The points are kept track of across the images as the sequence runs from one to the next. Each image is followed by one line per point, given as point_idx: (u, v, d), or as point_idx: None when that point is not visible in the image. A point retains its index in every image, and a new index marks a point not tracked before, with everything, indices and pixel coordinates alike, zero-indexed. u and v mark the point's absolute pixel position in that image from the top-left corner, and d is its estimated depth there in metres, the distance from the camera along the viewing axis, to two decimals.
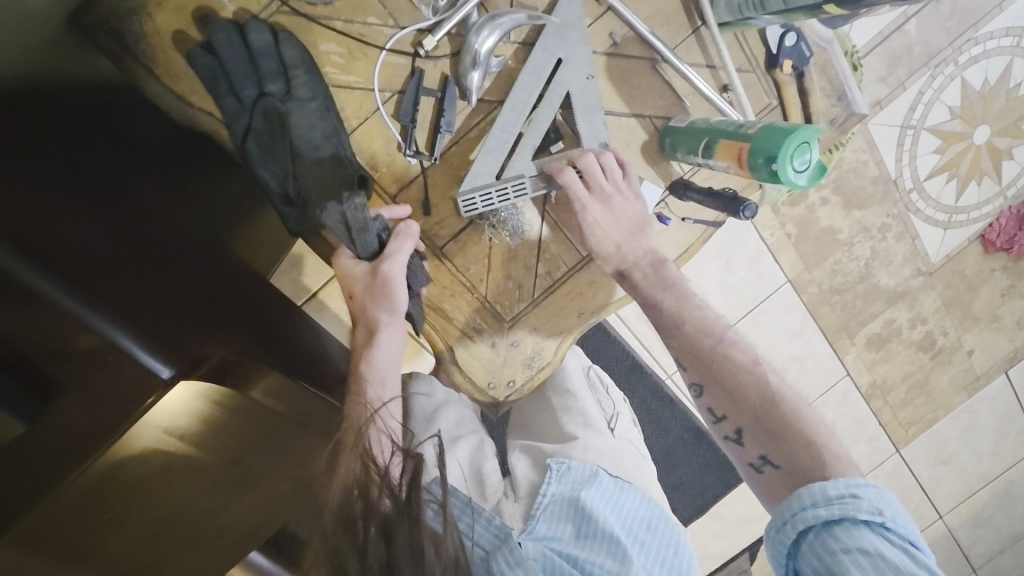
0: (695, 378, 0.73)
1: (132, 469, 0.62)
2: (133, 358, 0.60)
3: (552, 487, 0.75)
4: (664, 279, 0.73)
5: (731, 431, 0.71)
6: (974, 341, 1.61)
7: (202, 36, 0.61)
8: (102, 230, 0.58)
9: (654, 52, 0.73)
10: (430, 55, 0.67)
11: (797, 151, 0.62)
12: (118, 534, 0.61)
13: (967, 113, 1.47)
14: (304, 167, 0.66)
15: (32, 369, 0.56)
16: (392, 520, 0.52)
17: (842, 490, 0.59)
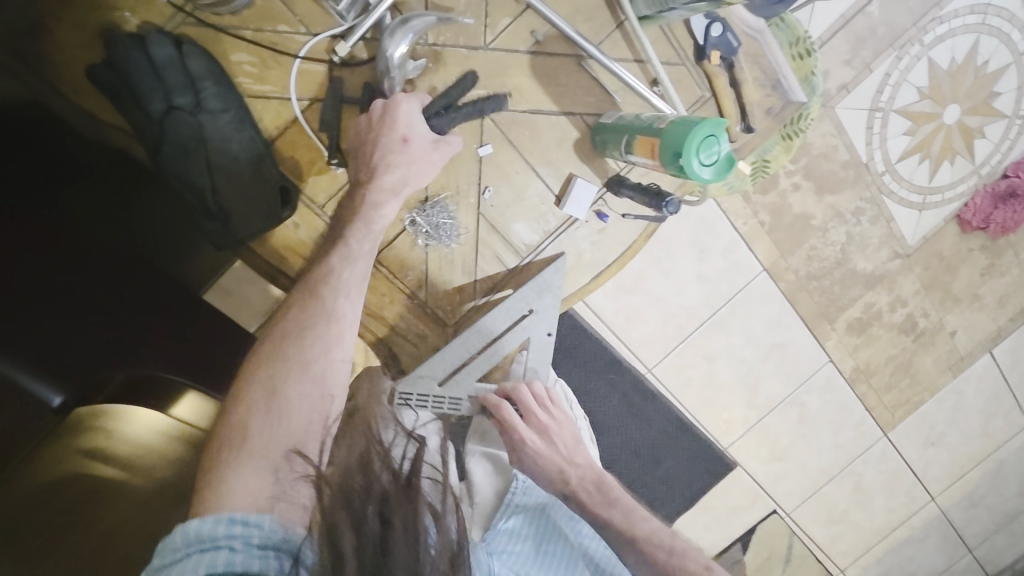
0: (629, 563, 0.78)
1: (73, 488, 0.63)
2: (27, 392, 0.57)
3: (517, 498, 0.78)
4: (607, 495, 0.79)
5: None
6: (956, 321, 1.60)
7: (104, 52, 0.60)
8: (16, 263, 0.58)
9: (580, 48, 0.72)
10: (346, 61, 0.66)
11: (702, 145, 0.61)
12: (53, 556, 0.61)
13: (935, 93, 1.45)
14: (223, 180, 0.66)
15: None
16: (391, 497, 0.52)
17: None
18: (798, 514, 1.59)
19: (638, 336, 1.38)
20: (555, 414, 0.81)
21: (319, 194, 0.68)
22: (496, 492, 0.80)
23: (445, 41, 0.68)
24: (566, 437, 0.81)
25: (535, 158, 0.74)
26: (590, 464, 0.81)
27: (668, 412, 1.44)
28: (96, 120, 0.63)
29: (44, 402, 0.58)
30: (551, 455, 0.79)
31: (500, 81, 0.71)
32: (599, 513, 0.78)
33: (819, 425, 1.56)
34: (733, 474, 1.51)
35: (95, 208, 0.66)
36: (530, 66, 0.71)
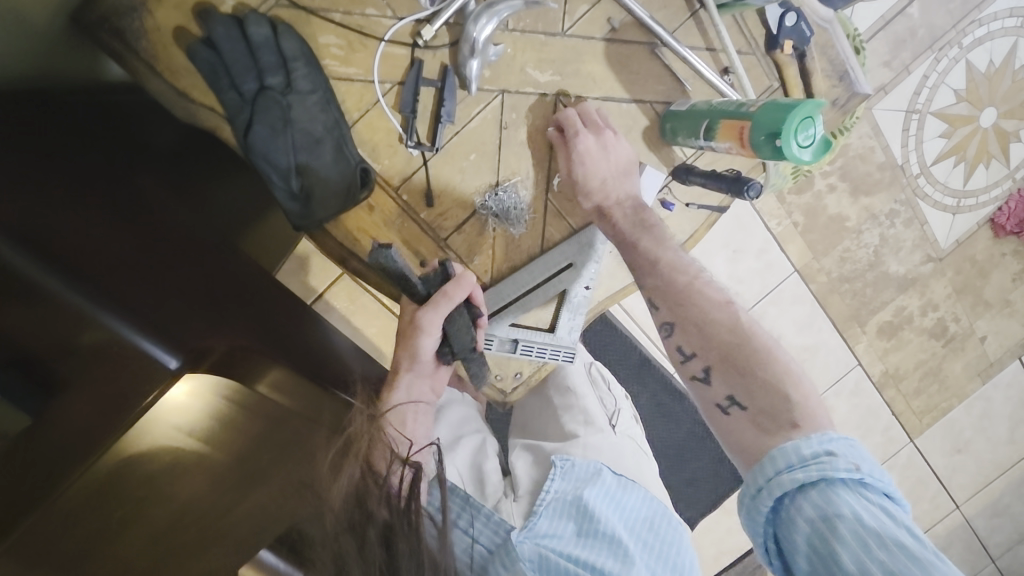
0: (666, 318, 0.73)
1: (140, 467, 0.60)
2: (140, 352, 0.60)
3: (556, 484, 0.72)
4: (642, 221, 0.75)
5: (698, 370, 0.70)
6: (986, 327, 1.59)
7: (201, 31, 0.62)
8: (118, 233, 0.59)
9: (653, 36, 0.72)
10: (429, 45, 0.67)
11: (801, 126, 0.61)
12: (128, 533, 0.59)
13: (973, 96, 1.45)
14: (306, 160, 0.66)
15: (37, 364, 0.56)
16: (392, 526, 0.51)
17: (816, 448, 0.58)
18: None
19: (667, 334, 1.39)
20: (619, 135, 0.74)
21: (395, 179, 0.70)
22: (537, 480, 0.75)
23: (523, 27, 0.69)
24: (616, 162, 0.73)
25: None
26: (633, 192, 0.75)
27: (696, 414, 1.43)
28: (187, 100, 0.64)
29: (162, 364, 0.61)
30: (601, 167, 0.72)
31: (575, 68, 0.72)
32: (628, 234, 0.74)
33: (848, 430, 1.54)
34: None
35: (169, 183, 0.68)
36: (605, 54, 0.72)
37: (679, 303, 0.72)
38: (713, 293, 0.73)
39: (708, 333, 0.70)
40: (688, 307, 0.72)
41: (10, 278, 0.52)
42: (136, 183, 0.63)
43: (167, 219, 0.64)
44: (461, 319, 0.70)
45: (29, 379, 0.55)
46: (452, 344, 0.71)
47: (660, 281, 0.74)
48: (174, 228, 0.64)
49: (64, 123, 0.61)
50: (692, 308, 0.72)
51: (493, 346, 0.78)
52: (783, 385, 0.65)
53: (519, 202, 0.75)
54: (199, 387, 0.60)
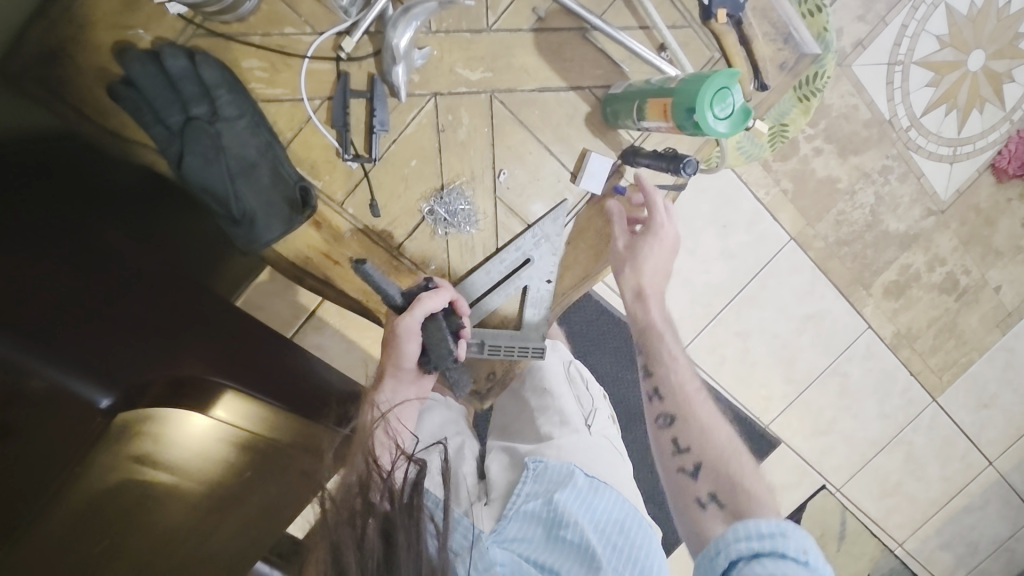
0: (671, 410, 0.76)
1: (125, 497, 0.63)
2: (70, 394, 0.57)
3: (527, 486, 0.71)
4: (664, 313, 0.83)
5: (688, 465, 0.73)
6: (1000, 276, 1.53)
7: (122, 69, 0.63)
8: (69, 285, 0.58)
9: (583, 21, 0.71)
10: (352, 56, 0.67)
11: (715, 98, 0.60)
12: (114, 562, 0.61)
13: (957, 40, 1.40)
14: (244, 185, 0.67)
15: None
16: (393, 522, 0.55)
17: (772, 526, 0.59)
18: (850, 488, 1.55)
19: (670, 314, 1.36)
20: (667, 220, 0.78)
21: (339, 193, 0.70)
22: (511, 482, 0.74)
23: (448, 27, 0.69)
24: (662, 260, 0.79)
25: (548, 138, 0.74)
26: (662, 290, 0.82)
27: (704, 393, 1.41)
28: (121, 140, 0.65)
29: (91, 403, 0.58)
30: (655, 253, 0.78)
31: (506, 62, 0.71)
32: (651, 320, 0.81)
33: (864, 396, 1.51)
34: (777, 452, 1.48)
35: (125, 227, 0.67)
36: (534, 45, 0.71)
37: (685, 404, 0.76)
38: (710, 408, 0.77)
39: (706, 438, 0.74)
40: (692, 408, 0.76)
41: None
42: (85, 226, 0.62)
43: (117, 261, 0.63)
44: (439, 331, 0.69)
45: None
46: (431, 356, 0.71)
47: (670, 380, 0.78)
48: (134, 274, 0.65)
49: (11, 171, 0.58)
50: (696, 412, 0.76)
51: None
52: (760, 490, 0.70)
53: (469, 201, 0.74)
54: (214, 424, 0.65)
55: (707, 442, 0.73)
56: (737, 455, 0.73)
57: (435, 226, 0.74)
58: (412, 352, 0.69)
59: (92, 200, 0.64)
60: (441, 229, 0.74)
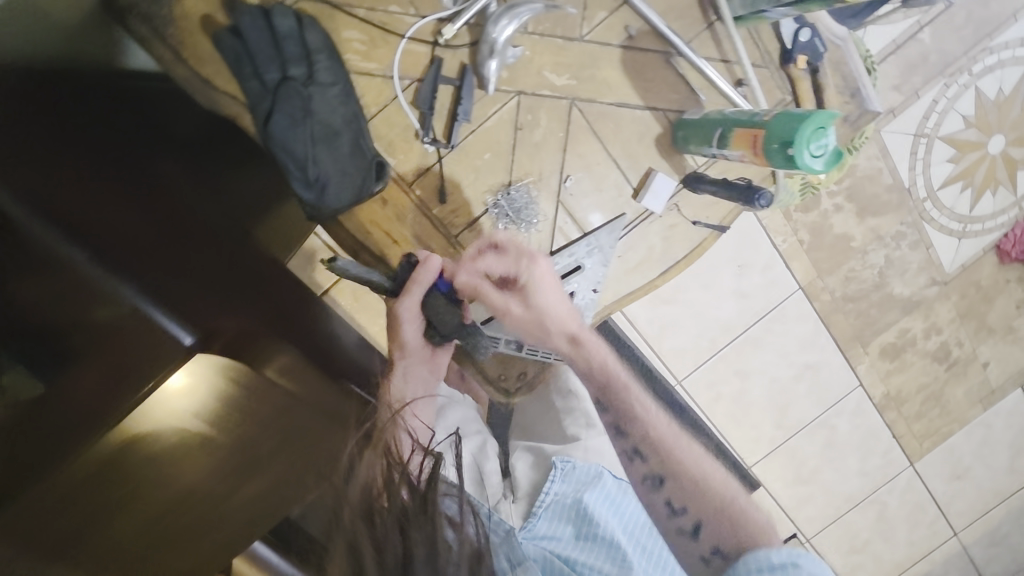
0: (656, 470, 0.82)
1: (145, 447, 0.67)
2: (160, 326, 0.68)
3: (555, 486, 0.74)
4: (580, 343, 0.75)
5: (687, 526, 0.80)
6: (989, 352, 1.59)
7: (228, 20, 0.64)
8: (129, 221, 0.66)
9: (669, 46, 0.73)
10: (449, 44, 0.69)
11: (814, 136, 0.59)
12: (126, 512, 0.66)
13: (981, 121, 1.46)
14: (323, 152, 0.68)
15: (55, 333, 0.64)
16: (408, 514, 0.54)
17: (785, 558, 0.70)
18: (819, 539, 1.57)
19: (674, 344, 1.39)
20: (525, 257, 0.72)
21: (410, 173, 0.72)
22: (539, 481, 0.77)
23: (544, 30, 0.71)
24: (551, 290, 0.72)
25: (617, 151, 0.76)
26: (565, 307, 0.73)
27: (694, 427, 1.43)
28: (211, 87, 0.65)
29: (178, 341, 0.68)
30: (554, 297, 0.72)
31: (591, 73, 0.73)
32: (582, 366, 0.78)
33: (849, 451, 1.53)
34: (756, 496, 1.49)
35: (188, 165, 0.73)
36: (621, 60, 0.73)
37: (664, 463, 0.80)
38: (697, 448, 0.83)
39: (697, 490, 0.79)
40: (676, 461, 0.80)
41: (32, 248, 0.62)
42: (151, 169, 0.69)
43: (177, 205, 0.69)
44: (438, 302, 0.71)
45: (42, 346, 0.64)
46: (437, 326, 0.72)
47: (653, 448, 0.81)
48: (184, 216, 0.69)
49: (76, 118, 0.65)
50: (683, 468, 0.80)
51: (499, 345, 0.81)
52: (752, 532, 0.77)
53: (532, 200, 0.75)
54: (211, 368, 0.68)
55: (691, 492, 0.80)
56: (735, 505, 0.79)
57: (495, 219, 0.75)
58: (410, 326, 0.72)
59: (152, 143, 0.71)
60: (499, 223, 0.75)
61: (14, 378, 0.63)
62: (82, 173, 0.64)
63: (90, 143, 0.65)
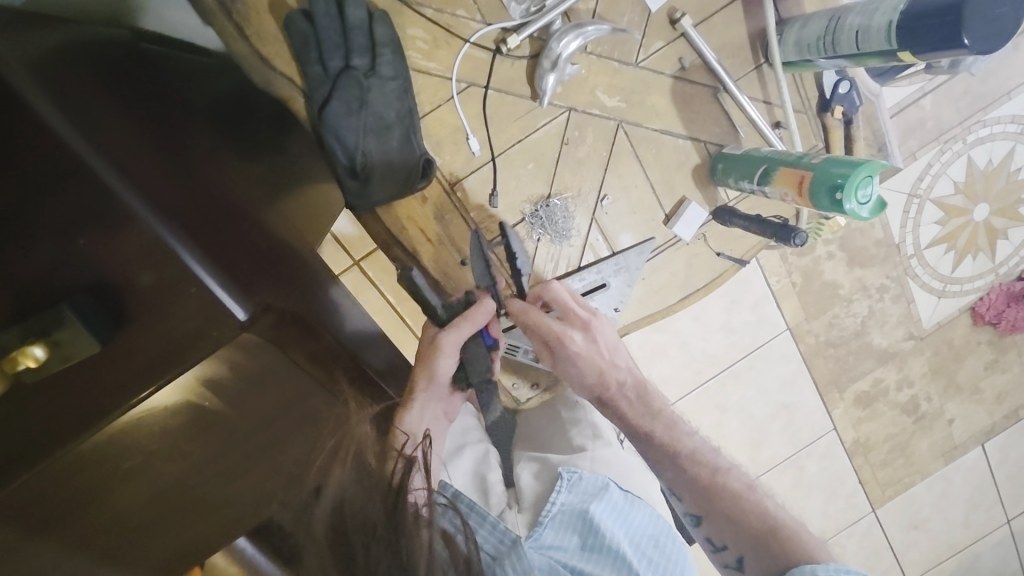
0: (693, 509, 0.69)
1: (145, 426, 0.57)
2: (208, 294, 0.56)
3: (562, 496, 0.73)
4: (649, 405, 0.73)
5: (732, 560, 0.67)
6: (955, 410, 1.58)
7: (300, 4, 0.65)
8: (163, 173, 0.53)
9: (717, 81, 0.76)
10: (510, 53, 0.70)
11: (862, 183, 0.61)
12: (128, 482, 0.59)
13: (970, 189, 1.45)
14: (371, 144, 0.68)
15: (113, 293, 0.55)
16: (379, 529, 0.50)
17: (832, 573, 0.56)
18: None
19: (660, 369, 1.40)
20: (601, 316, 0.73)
21: (454, 174, 0.72)
22: (545, 491, 0.75)
23: (601, 52, 0.73)
24: (608, 343, 0.73)
25: (656, 176, 0.78)
26: (629, 367, 0.74)
27: None
28: (269, 67, 0.65)
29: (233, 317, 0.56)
30: (591, 361, 0.71)
31: (640, 99, 0.75)
32: (640, 423, 0.72)
33: (813, 492, 1.51)
34: None
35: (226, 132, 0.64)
36: (671, 90, 0.75)
37: (705, 497, 0.68)
38: (737, 479, 0.69)
39: (737, 521, 0.66)
40: (715, 501, 0.67)
41: (82, 183, 0.51)
42: (186, 125, 0.59)
43: (217, 168, 0.60)
44: (476, 348, 0.71)
45: (105, 305, 0.55)
46: (468, 369, 0.72)
47: (683, 473, 0.69)
48: (223, 190, 0.58)
49: (102, 71, 0.54)
50: (718, 505, 0.67)
51: (516, 354, 0.85)
52: (814, 550, 0.62)
53: (568, 212, 0.77)
54: (246, 351, 0.57)
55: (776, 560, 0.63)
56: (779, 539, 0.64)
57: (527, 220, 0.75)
58: (446, 365, 0.69)
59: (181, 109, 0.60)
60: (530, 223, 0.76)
61: (70, 336, 0.53)
62: (126, 122, 0.52)
63: (130, 101, 0.54)
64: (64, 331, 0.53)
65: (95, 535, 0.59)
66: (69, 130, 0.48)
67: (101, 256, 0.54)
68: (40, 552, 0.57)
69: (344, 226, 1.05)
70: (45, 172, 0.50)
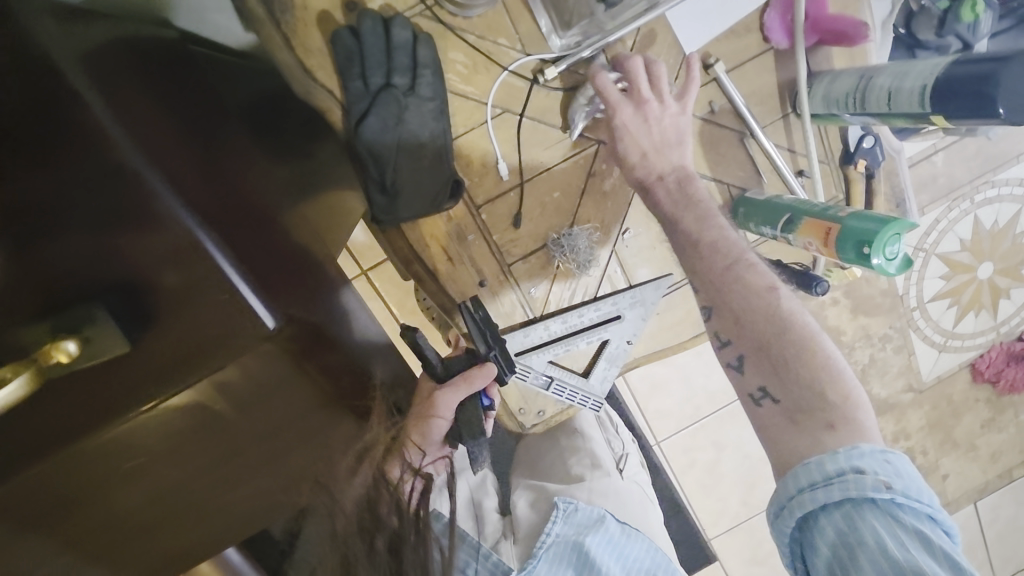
0: (705, 301, 0.67)
1: (158, 433, 0.56)
2: (243, 303, 0.53)
3: (557, 526, 0.72)
4: (689, 195, 0.67)
5: (732, 358, 0.65)
6: (950, 465, 1.57)
7: (346, 20, 0.67)
8: (202, 178, 0.53)
9: (745, 126, 0.77)
10: (546, 84, 0.71)
11: (890, 240, 0.60)
12: (130, 485, 0.59)
13: (976, 247, 1.45)
14: (403, 161, 0.70)
15: (134, 295, 0.52)
16: (399, 535, 0.62)
17: (843, 465, 0.53)
18: None
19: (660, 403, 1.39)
20: (666, 102, 0.67)
21: (480, 197, 0.73)
22: (538, 520, 0.75)
23: None
24: (656, 135, 0.67)
25: None
26: (680, 162, 0.68)
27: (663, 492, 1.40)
28: (310, 78, 0.67)
29: (262, 324, 0.54)
30: (635, 137, 0.67)
31: None
32: (674, 212, 0.67)
33: None
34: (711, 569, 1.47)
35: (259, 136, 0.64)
36: (698, 131, 0.77)
37: (720, 288, 0.65)
38: (758, 275, 0.65)
39: (749, 324, 0.63)
40: (745, 314, 0.63)
41: (123, 178, 0.48)
42: (222, 129, 0.59)
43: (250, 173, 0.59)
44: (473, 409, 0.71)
45: (124, 307, 0.51)
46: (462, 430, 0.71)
47: (701, 264, 0.66)
48: (250, 196, 0.59)
49: (150, 70, 0.54)
50: (733, 293, 0.64)
51: (528, 379, 0.80)
52: (824, 383, 0.59)
53: (591, 241, 0.77)
54: (268, 361, 0.56)
55: (783, 374, 0.61)
56: (786, 339, 0.62)
57: (551, 247, 0.76)
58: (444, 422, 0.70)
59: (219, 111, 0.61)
60: (553, 248, 0.76)
61: (100, 335, 0.50)
62: (169, 124, 0.52)
63: (173, 102, 0.54)
64: (96, 326, 0.50)
65: (82, 534, 0.59)
66: (113, 126, 0.47)
67: (128, 255, 0.51)
68: (43, 541, 0.58)
69: (356, 235, 1.05)
70: (88, 162, 0.48)
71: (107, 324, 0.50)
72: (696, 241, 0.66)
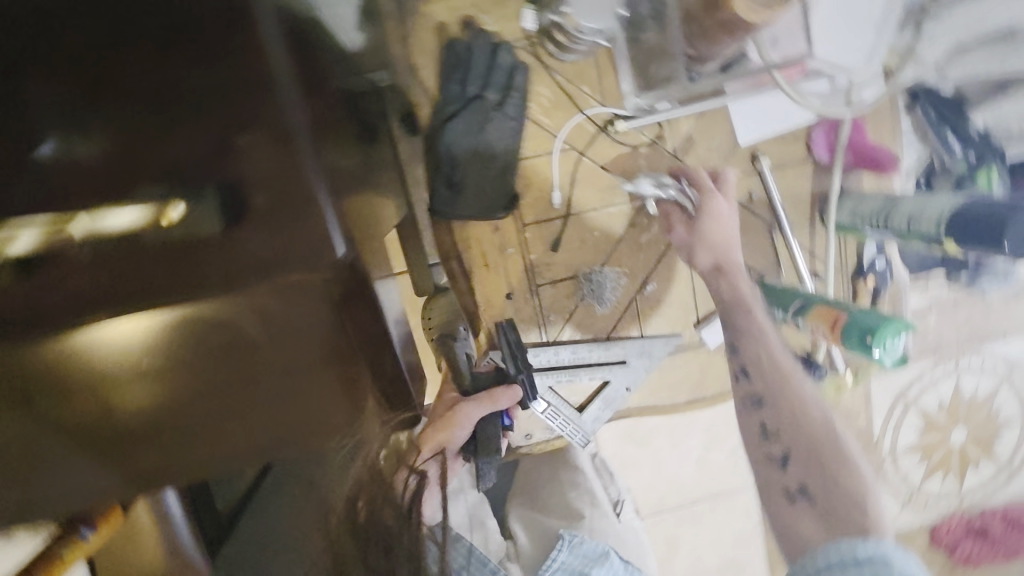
0: (757, 389, 0.70)
1: (179, 347, 0.44)
2: (318, 211, 0.36)
3: (562, 555, 0.76)
4: (754, 305, 0.73)
5: (776, 452, 0.67)
6: None
7: (459, 34, 0.76)
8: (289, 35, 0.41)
9: (775, 220, 0.85)
10: (615, 135, 0.80)
11: (895, 332, 0.64)
12: (110, 408, 0.46)
13: None
14: (473, 166, 0.76)
15: (181, 156, 0.38)
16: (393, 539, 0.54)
17: (871, 551, 0.52)
18: None
19: None
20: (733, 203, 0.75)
21: (530, 216, 0.81)
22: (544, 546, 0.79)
23: (689, 161, 0.82)
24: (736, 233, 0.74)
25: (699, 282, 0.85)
26: (745, 274, 0.74)
27: None
28: (414, 73, 0.76)
29: (329, 245, 0.37)
30: (724, 231, 0.73)
31: None
32: (733, 310, 0.73)
33: None
34: None
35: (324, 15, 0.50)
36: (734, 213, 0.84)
37: (775, 382, 0.69)
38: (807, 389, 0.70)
39: (799, 422, 0.67)
40: (791, 409, 0.68)
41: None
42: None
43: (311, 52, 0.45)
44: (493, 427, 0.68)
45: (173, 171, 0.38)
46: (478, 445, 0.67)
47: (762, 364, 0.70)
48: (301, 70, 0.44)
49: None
50: (790, 391, 0.69)
51: None
52: (860, 494, 0.63)
53: (616, 284, 0.83)
54: (309, 288, 0.40)
55: (827, 476, 0.64)
56: (831, 444, 0.66)
57: (581, 278, 0.82)
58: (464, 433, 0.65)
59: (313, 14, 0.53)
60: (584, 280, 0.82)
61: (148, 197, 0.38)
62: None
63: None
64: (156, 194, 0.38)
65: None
66: None
67: (209, 104, 0.38)
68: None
69: None
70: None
71: (210, 197, 0.37)
72: (758, 337, 0.71)
